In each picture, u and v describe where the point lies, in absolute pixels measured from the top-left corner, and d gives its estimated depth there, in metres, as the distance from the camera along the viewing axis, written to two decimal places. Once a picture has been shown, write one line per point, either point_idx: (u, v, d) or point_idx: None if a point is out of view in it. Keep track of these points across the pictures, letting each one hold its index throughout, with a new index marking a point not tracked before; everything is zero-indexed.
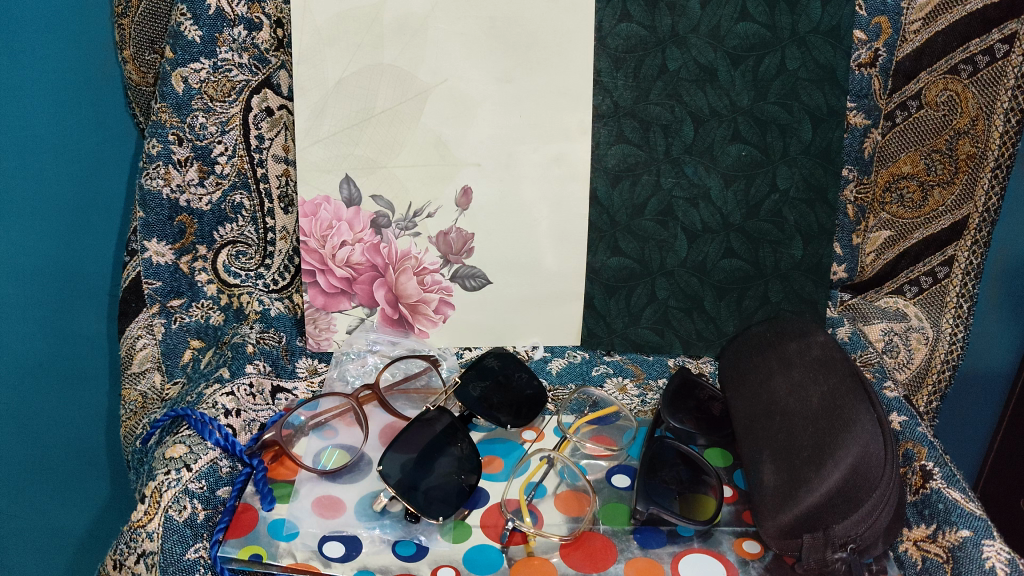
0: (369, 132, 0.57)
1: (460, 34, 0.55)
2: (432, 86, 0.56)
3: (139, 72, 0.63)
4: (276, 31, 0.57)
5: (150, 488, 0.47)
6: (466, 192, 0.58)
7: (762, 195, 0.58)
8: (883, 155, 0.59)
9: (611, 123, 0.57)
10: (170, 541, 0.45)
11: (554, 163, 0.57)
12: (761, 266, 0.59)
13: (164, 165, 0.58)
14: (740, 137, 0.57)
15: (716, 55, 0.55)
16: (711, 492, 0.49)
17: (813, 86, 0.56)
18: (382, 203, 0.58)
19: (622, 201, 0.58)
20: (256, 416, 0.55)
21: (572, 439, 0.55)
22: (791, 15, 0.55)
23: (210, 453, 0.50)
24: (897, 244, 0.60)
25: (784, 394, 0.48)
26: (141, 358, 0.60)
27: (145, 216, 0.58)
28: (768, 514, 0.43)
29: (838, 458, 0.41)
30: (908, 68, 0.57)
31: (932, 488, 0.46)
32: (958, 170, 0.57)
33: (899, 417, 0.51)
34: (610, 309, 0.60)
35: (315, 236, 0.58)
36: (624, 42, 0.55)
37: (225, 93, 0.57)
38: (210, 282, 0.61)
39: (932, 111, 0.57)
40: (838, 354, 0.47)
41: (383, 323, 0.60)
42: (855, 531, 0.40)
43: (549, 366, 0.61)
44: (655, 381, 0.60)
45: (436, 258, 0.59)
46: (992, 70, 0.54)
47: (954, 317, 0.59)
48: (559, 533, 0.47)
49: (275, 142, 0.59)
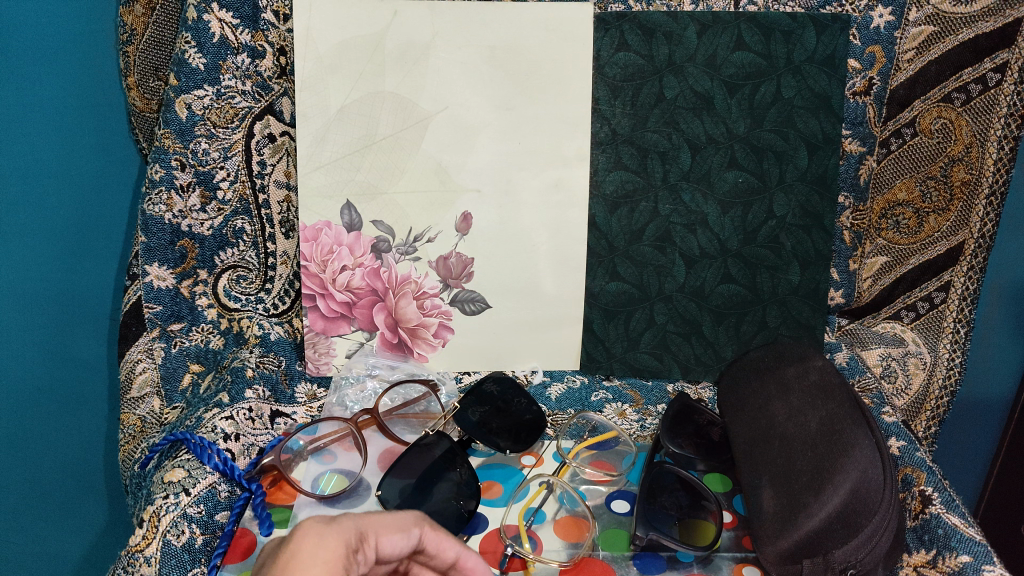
0: (370, 159, 0.57)
1: (461, 63, 0.56)
2: (432, 114, 0.57)
3: (143, 99, 0.64)
4: (278, 59, 0.58)
5: (150, 511, 0.46)
6: (466, 217, 0.58)
7: (759, 222, 0.58)
8: (878, 182, 0.59)
9: (609, 150, 0.58)
10: (169, 565, 0.45)
11: (554, 189, 0.58)
12: (758, 291, 0.59)
13: (167, 190, 0.58)
14: (737, 163, 0.57)
15: (713, 83, 0.56)
16: (711, 517, 0.49)
17: (809, 114, 0.57)
18: (382, 228, 0.58)
19: (620, 227, 0.59)
20: (256, 441, 0.55)
21: (572, 465, 0.55)
22: (786, 44, 0.56)
23: (209, 477, 0.49)
24: (895, 269, 0.61)
25: (784, 419, 0.48)
26: (141, 382, 0.59)
27: (146, 240, 0.58)
28: (768, 540, 0.43)
29: (838, 483, 0.41)
30: (903, 96, 0.57)
31: (932, 513, 0.45)
32: (953, 197, 0.58)
33: (898, 442, 0.51)
34: (609, 333, 0.61)
35: (315, 260, 0.59)
36: (622, 70, 0.56)
37: (228, 119, 0.58)
38: (210, 306, 0.61)
39: (927, 139, 0.58)
40: (837, 380, 0.47)
41: (383, 347, 0.60)
42: (856, 556, 0.40)
43: (549, 392, 0.61)
44: (654, 407, 0.60)
45: (436, 282, 0.59)
46: (986, 98, 0.56)
47: (951, 343, 0.61)
48: (558, 559, 0.47)
49: (276, 168, 0.60)
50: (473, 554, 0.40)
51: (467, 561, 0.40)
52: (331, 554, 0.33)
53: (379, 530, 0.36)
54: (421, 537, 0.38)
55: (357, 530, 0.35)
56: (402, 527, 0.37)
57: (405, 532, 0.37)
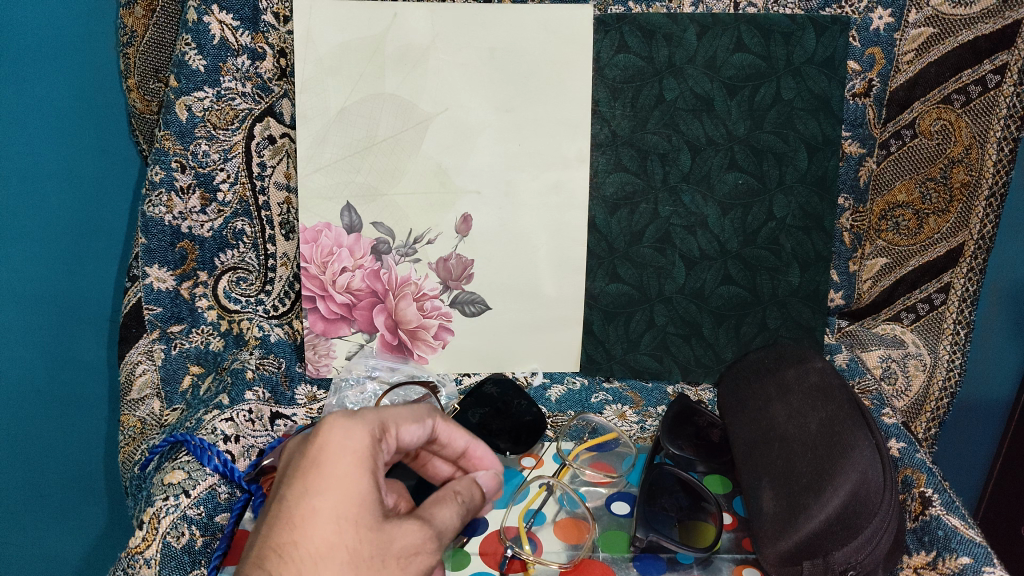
0: (370, 160, 0.57)
1: (460, 64, 0.56)
2: (432, 115, 0.57)
3: (143, 101, 0.64)
4: (278, 61, 0.58)
5: (150, 513, 0.46)
6: (466, 218, 0.58)
7: (759, 223, 0.58)
8: (878, 183, 0.60)
9: (609, 152, 0.58)
10: (169, 567, 0.45)
11: (553, 191, 0.58)
12: (759, 293, 0.59)
13: (167, 192, 0.58)
14: (737, 165, 0.57)
15: (713, 84, 0.56)
16: (711, 518, 0.49)
17: (809, 116, 0.56)
18: (382, 229, 0.58)
19: (620, 228, 0.59)
20: (255, 442, 0.54)
21: (572, 466, 0.56)
22: (786, 46, 0.56)
23: (209, 478, 0.49)
24: (894, 271, 0.61)
25: (784, 420, 0.48)
26: (141, 385, 0.58)
27: (146, 242, 0.59)
28: (768, 541, 0.43)
29: (838, 484, 0.41)
30: (902, 97, 0.57)
31: (932, 514, 0.45)
32: (953, 198, 0.59)
33: (898, 443, 0.51)
34: (609, 335, 0.61)
35: (315, 262, 0.59)
36: (622, 72, 0.56)
37: (227, 120, 0.58)
38: (210, 308, 0.61)
39: (927, 140, 0.58)
40: (837, 381, 0.47)
41: (383, 348, 0.60)
42: (855, 558, 0.40)
43: (549, 392, 0.61)
44: (654, 408, 0.60)
45: (436, 283, 0.59)
46: (985, 100, 0.56)
47: (951, 343, 0.61)
48: (558, 560, 0.47)
49: (277, 169, 0.60)
50: (479, 445, 0.45)
51: (475, 451, 0.45)
52: (358, 445, 0.36)
53: (399, 421, 0.39)
54: (433, 427, 0.42)
55: (379, 421, 0.38)
56: (417, 418, 0.40)
57: (420, 424, 0.40)
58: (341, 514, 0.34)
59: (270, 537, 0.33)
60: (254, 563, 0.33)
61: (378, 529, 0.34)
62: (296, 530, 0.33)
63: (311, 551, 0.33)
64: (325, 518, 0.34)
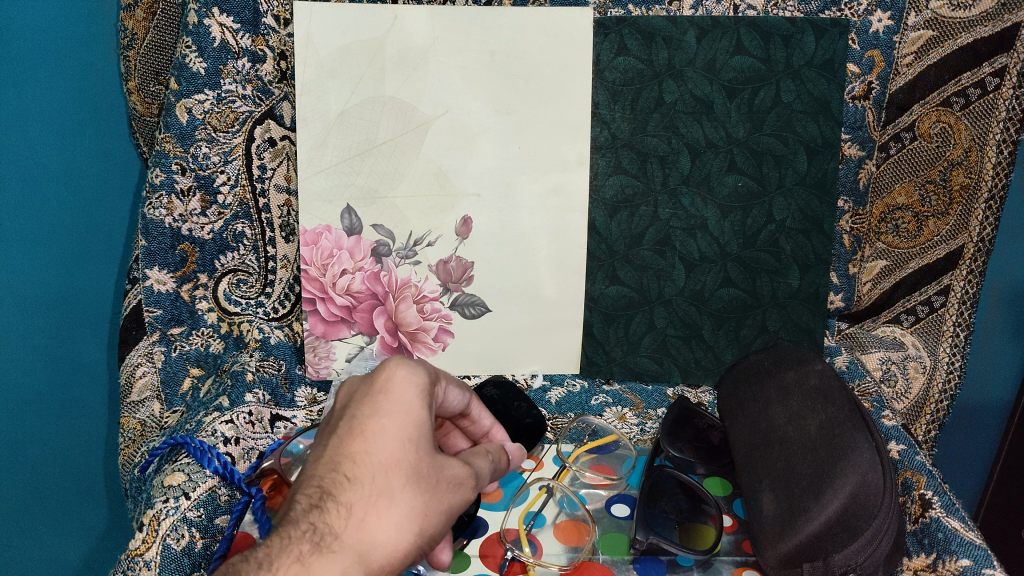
0: (369, 163, 0.57)
1: (460, 67, 0.56)
2: (433, 118, 0.57)
3: (144, 103, 0.64)
4: (278, 63, 0.58)
5: (150, 515, 0.46)
6: (466, 221, 0.58)
7: (758, 226, 0.58)
8: (878, 187, 0.60)
9: (609, 155, 0.58)
10: (169, 569, 0.44)
11: (553, 193, 0.58)
12: (758, 295, 0.60)
13: (167, 194, 0.58)
14: (737, 168, 0.57)
15: (712, 87, 0.56)
16: (710, 522, 0.49)
17: (808, 118, 0.56)
18: (382, 232, 0.58)
19: (620, 231, 0.59)
20: (256, 444, 0.54)
21: (572, 468, 0.56)
22: (785, 49, 0.56)
23: (209, 481, 0.49)
24: (893, 273, 0.61)
25: (783, 423, 0.48)
26: (141, 387, 0.59)
27: (146, 243, 0.59)
28: (768, 544, 0.43)
29: (838, 486, 0.41)
30: (902, 100, 0.58)
31: (932, 516, 0.45)
32: (952, 201, 0.59)
33: (898, 445, 0.51)
34: (609, 337, 0.61)
35: (315, 264, 0.59)
36: (622, 75, 0.57)
37: (227, 123, 0.58)
38: (210, 310, 0.61)
39: (926, 142, 0.58)
40: (836, 384, 0.47)
41: (382, 350, 0.60)
42: (855, 560, 0.40)
43: (549, 395, 0.61)
44: (654, 410, 0.60)
45: (436, 286, 0.59)
46: (985, 102, 0.56)
47: (951, 346, 0.61)
48: (558, 563, 0.47)
49: (277, 172, 0.60)
50: (502, 429, 0.47)
51: (496, 434, 0.47)
52: (421, 379, 0.37)
53: (448, 379, 0.41)
54: (468, 402, 0.44)
55: (435, 370, 0.39)
56: (460, 387, 0.42)
57: (460, 393, 0.42)
58: (406, 436, 0.35)
59: (340, 447, 0.35)
60: (327, 466, 0.34)
61: (432, 456, 0.35)
62: (367, 441, 0.35)
63: (380, 461, 0.34)
64: (392, 435, 0.35)
